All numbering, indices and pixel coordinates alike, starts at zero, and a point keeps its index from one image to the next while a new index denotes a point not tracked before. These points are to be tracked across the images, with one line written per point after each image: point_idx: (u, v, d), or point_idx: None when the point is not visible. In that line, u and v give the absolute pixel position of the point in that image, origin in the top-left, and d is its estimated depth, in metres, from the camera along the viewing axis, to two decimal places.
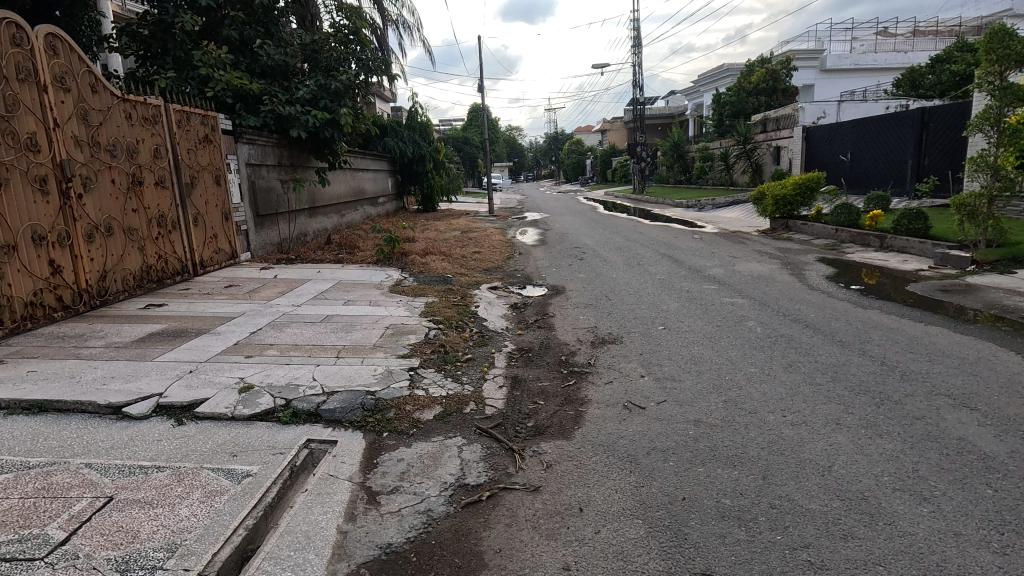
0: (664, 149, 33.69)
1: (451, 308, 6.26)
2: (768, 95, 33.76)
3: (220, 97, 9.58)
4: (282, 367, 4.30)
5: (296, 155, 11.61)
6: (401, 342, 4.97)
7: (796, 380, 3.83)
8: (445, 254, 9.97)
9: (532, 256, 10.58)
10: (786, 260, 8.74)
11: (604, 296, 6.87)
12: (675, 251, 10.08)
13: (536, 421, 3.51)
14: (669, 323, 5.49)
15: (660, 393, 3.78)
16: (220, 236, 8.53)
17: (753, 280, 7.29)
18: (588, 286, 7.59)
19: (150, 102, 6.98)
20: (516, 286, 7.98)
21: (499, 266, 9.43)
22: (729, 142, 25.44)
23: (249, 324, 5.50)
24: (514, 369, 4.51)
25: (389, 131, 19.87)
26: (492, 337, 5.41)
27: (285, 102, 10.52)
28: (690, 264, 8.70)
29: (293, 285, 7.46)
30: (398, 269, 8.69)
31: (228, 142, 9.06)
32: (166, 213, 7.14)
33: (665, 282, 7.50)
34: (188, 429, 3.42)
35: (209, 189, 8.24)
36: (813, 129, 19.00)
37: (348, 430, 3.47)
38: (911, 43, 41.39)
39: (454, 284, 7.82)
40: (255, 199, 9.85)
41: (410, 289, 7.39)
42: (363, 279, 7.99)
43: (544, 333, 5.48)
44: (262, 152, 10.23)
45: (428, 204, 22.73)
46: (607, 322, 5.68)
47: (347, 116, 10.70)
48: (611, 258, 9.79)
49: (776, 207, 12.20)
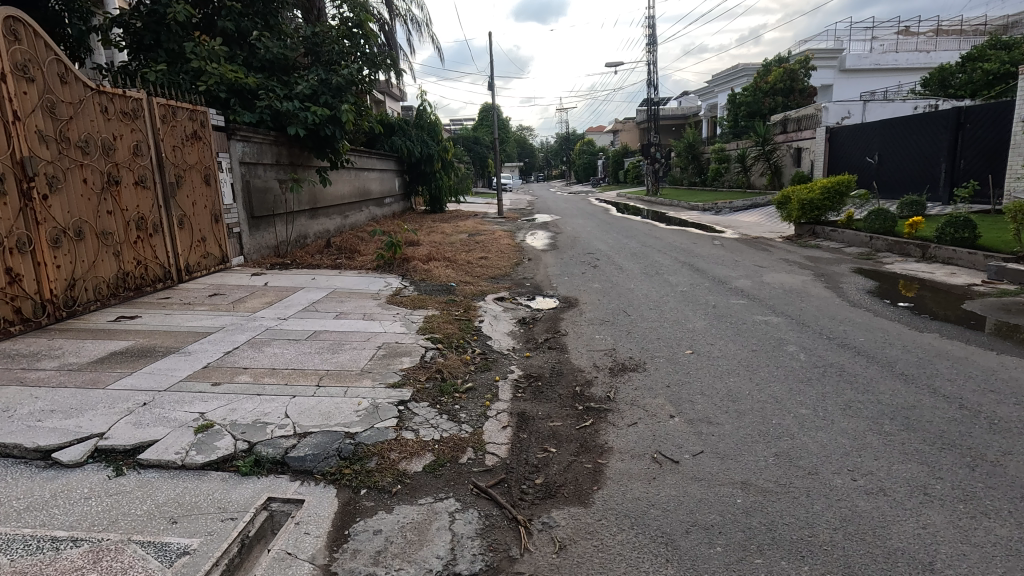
0: (678, 150, 32.89)
1: (452, 324, 5.67)
2: (785, 96, 32.78)
3: (214, 91, 9.08)
4: (252, 398, 3.71)
5: (296, 154, 11.08)
6: (392, 367, 4.37)
7: (860, 429, 3.18)
8: (450, 259, 9.37)
9: (542, 262, 9.94)
10: (818, 271, 8.04)
11: (622, 311, 6.24)
12: (695, 259, 9.39)
13: (545, 478, 2.90)
14: (697, 347, 4.84)
15: (695, 442, 3.14)
16: (209, 239, 8.01)
17: (786, 294, 6.61)
18: (603, 298, 6.95)
19: (130, 95, 6.46)
20: (524, 297, 7.37)
21: (507, 274, 8.83)
22: (747, 143, 24.66)
23: (226, 342, 4.93)
24: (520, 403, 3.89)
25: (397, 130, 19.36)
26: (496, 360, 4.80)
27: (283, 98, 10.01)
28: (713, 275, 8.03)
29: (283, 294, 6.89)
30: (398, 277, 8.12)
31: (220, 140, 8.53)
32: (146, 216, 6.62)
33: (688, 295, 6.85)
34: (127, 482, 2.83)
35: (196, 188, 7.73)
36: (838, 130, 18.20)
37: (318, 486, 2.87)
38: (935, 43, 40.23)
39: (458, 294, 7.23)
40: (249, 200, 9.30)
41: (410, 300, 6.80)
42: (360, 287, 7.42)
43: (555, 356, 4.86)
44: (258, 150, 9.71)
45: (437, 204, 22.24)
46: (626, 343, 5.04)
47: (348, 112, 10.13)
48: (627, 266, 9.12)
49: (802, 212, 11.46)
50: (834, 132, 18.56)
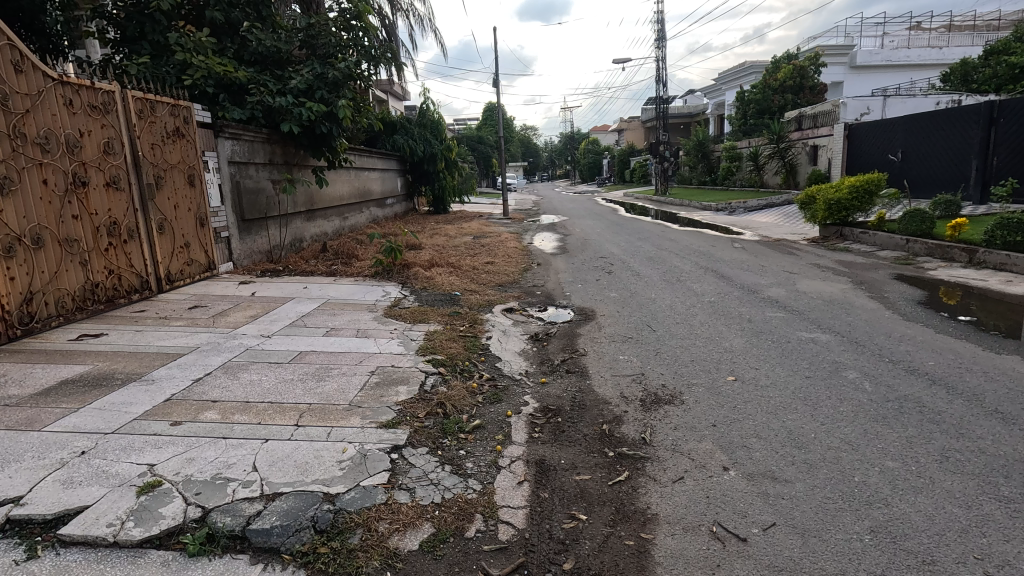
0: (688, 148, 32.13)
1: (456, 343, 5.03)
2: (795, 93, 32.03)
3: (201, 86, 8.46)
4: (215, 444, 3.07)
5: (290, 153, 10.46)
6: (386, 399, 3.73)
7: (972, 492, 2.52)
8: (454, 265, 8.75)
9: (553, 267, 9.30)
10: (856, 278, 7.36)
11: (647, 326, 5.57)
12: (718, 265, 8.69)
13: (577, 563, 2.26)
14: (739, 372, 4.18)
15: (763, 510, 2.50)
16: (194, 245, 7.40)
17: (829, 306, 5.94)
18: (623, 310, 6.30)
19: (100, 87, 5.85)
20: (535, 307, 6.73)
21: (515, 280, 8.19)
22: (759, 141, 23.94)
23: (198, 367, 4.29)
24: (538, 447, 3.25)
25: (399, 129, 18.83)
26: (507, 387, 4.17)
27: (276, 93, 9.40)
28: (740, 282, 7.37)
29: (270, 306, 6.27)
30: (397, 285, 7.49)
31: (208, 137, 7.93)
32: (119, 220, 6.01)
33: (718, 306, 6.19)
34: (35, 569, 2.18)
35: (179, 191, 7.12)
36: (857, 126, 17.50)
37: (285, 574, 2.22)
38: (947, 38, 39.36)
39: (463, 305, 6.60)
40: (239, 202, 8.69)
41: (409, 312, 6.16)
42: (355, 298, 6.79)
43: (574, 383, 4.21)
44: (250, 149, 9.09)
45: (440, 205, 21.62)
46: (657, 367, 4.39)
47: (346, 108, 9.49)
48: (644, 272, 8.46)
49: (828, 212, 10.78)
50: (853, 129, 17.78)
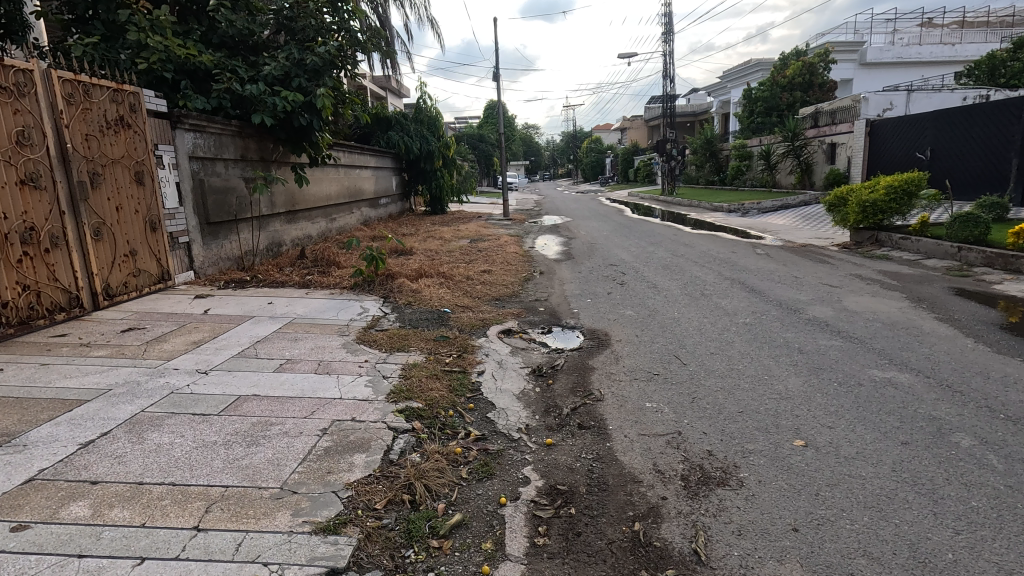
0: (694, 146, 31.10)
1: (440, 384, 4.02)
2: (804, 90, 30.93)
3: (158, 71, 7.45)
4: (61, 571, 2.05)
5: (266, 148, 9.46)
6: (333, 480, 2.71)
7: None
8: (445, 274, 7.73)
9: (557, 276, 8.29)
10: (910, 294, 6.33)
11: (676, 358, 4.55)
12: (745, 275, 7.66)
13: None
14: (809, 433, 3.15)
15: None
16: (142, 253, 6.39)
17: (892, 332, 4.91)
18: (643, 334, 5.29)
19: (14, 65, 4.85)
20: (538, 329, 5.72)
21: (514, 293, 7.19)
22: (772, 139, 22.88)
23: (97, 420, 3.26)
24: (542, 567, 2.23)
25: (394, 125, 17.83)
26: (502, 454, 3.15)
27: (248, 80, 8.38)
28: (777, 298, 6.34)
29: (223, 329, 5.26)
30: (378, 300, 6.48)
31: (163, 129, 6.92)
32: (38, 225, 5.00)
33: (757, 331, 5.16)
34: None
35: (123, 191, 6.13)
36: (881, 123, 16.52)
37: None
38: (960, 35, 38.16)
39: (452, 326, 5.59)
40: (202, 202, 7.68)
41: (387, 337, 5.14)
42: (326, 317, 5.78)
43: (590, 446, 3.20)
44: (216, 142, 8.07)
45: (437, 205, 20.65)
46: (698, 423, 3.38)
47: (326, 98, 8.48)
48: (662, 284, 7.45)
49: (861, 215, 9.76)
50: (875, 126, 16.79)
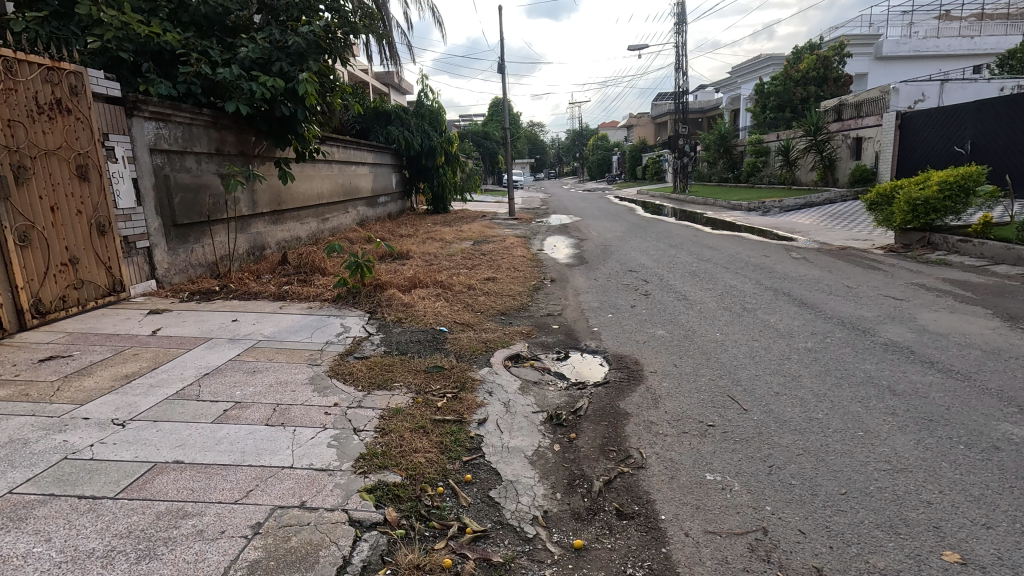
0: (708, 142, 29.92)
1: (427, 444, 3.03)
2: (818, 85, 29.59)
3: (115, 51, 6.50)
4: None
5: (246, 140, 8.49)
6: None
7: None
8: (443, 282, 6.76)
9: (571, 285, 7.31)
10: (996, 309, 5.29)
11: (733, 403, 3.53)
12: (789, 285, 6.63)
13: None
14: (959, 541, 2.16)
15: None
16: (85, 261, 5.48)
17: (1002, 364, 3.88)
18: (684, 364, 4.28)
19: None
20: (552, 355, 4.72)
21: (522, 306, 6.20)
22: (791, 134, 21.77)
23: None
24: None
25: (394, 119, 16.85)
26: (512, 567, 2.17)
27: (222, 63, 7.42)
28: (836, 315, 5.31)
29: (168, 357, 4.29)
30: (362, 317, 5.50)
31: (115, 117, 5.98)
32: None
33: (827, 361, 4.15)
34: None
35: (60, 188, 5.21)
36: (912, 115, 15.42)
37: None
38: (979, 27, 36.61)
39: (448, 352, 4.61)
40: (167, 201, 6.72)
41: (367, 368, 4.15)
42: (297, 341, 4.80)
43: (638, 555, 2.22)
44: (185, 132, 7.10)
45: (439, 204, 19.71)
46: (788, 515, 2.38)
47: (309, 82, 7.50)
48: (693, 295, 6.45)
49: (910, 214, 8.71)
50: (906, 118, 15.63)
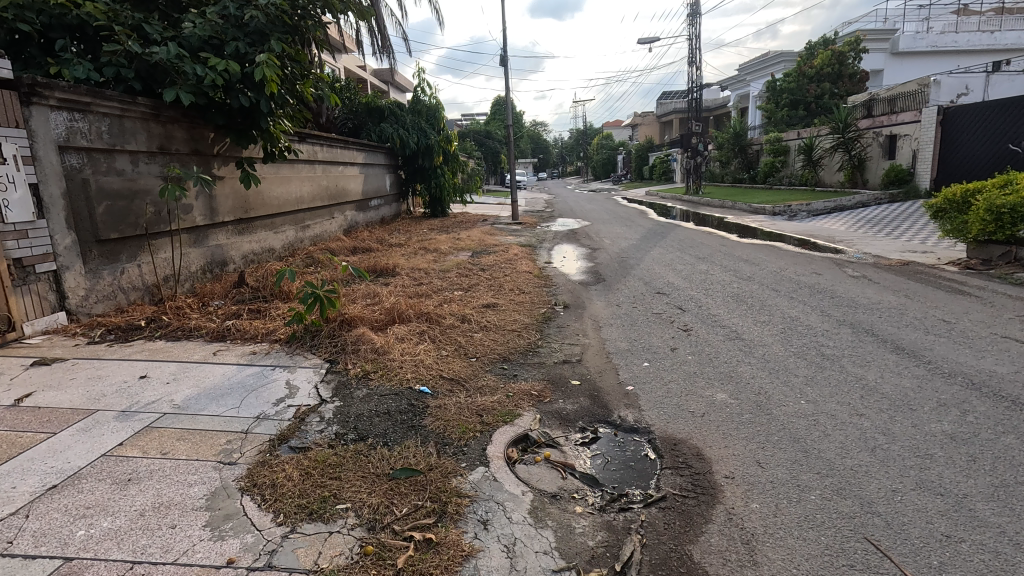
0: (721, 141, 28.52)
1: None
2: (834, 81, 28.04)
3: (14, 22, 5.14)
4: None
5: (198, 136, 7.09)
6: None
7: None
8: (428, 313, 5.35)
9: (590, 315, 5.92)
10: None
11: (887, 563, 2.14)
12: (866, 320, 5.23)
13: None
14: None
15: None
16: None
17: None
18: (774, 464, 2.88)
19: None
20: (575, 437, 3.33)
21: (530, 347, 4.84)
22: (813, 131, 20.27)
23: None
24: None
25: (387, 115, 15.48)
26: None
27: (161, 41, 6.04)
28: (956, 372, 3.90)
29: (16, 450, 2.92)
30: (316, 370, 4.11)
31: (4, 105, 4.63)
32: None
33: (993, 464, 2.75)
34: None
35: None
36: (958, 110, 13.97)
37: None
38: (1000, 21, 34.71)
39: (427, 433, 3.23)
40: (84, 211, 5.36)
41: (301, 470, 2.77)
42: (218, 414, 3.42)
43: None
44: (111, 125, 5.73)
45: (435, 207, 18.21)
46: None
47: (269, 64, 6.11)
48: (748, 332, 5.06)
49: (993, 224, 7.28)
50: (950, 113, 14.21)
